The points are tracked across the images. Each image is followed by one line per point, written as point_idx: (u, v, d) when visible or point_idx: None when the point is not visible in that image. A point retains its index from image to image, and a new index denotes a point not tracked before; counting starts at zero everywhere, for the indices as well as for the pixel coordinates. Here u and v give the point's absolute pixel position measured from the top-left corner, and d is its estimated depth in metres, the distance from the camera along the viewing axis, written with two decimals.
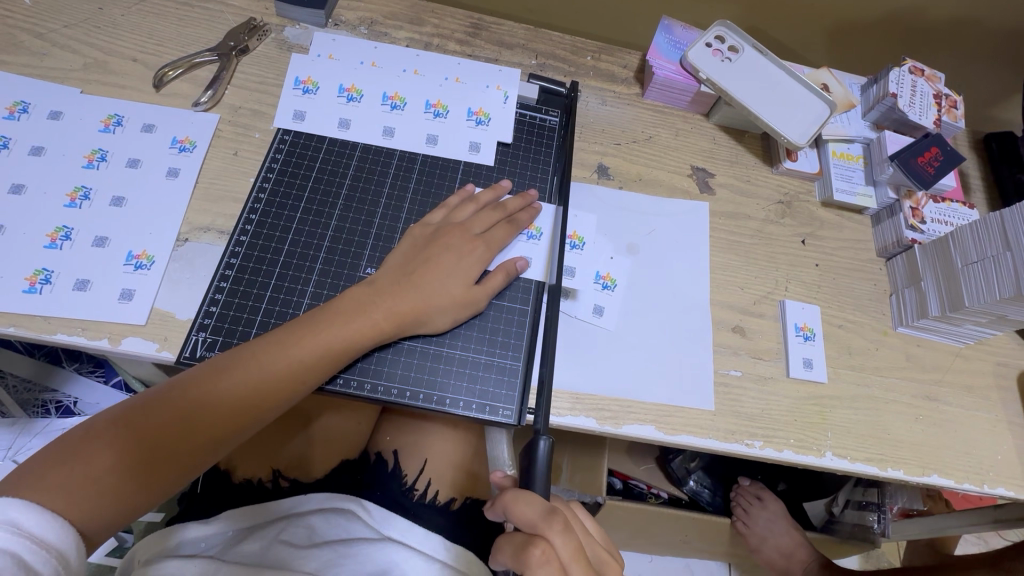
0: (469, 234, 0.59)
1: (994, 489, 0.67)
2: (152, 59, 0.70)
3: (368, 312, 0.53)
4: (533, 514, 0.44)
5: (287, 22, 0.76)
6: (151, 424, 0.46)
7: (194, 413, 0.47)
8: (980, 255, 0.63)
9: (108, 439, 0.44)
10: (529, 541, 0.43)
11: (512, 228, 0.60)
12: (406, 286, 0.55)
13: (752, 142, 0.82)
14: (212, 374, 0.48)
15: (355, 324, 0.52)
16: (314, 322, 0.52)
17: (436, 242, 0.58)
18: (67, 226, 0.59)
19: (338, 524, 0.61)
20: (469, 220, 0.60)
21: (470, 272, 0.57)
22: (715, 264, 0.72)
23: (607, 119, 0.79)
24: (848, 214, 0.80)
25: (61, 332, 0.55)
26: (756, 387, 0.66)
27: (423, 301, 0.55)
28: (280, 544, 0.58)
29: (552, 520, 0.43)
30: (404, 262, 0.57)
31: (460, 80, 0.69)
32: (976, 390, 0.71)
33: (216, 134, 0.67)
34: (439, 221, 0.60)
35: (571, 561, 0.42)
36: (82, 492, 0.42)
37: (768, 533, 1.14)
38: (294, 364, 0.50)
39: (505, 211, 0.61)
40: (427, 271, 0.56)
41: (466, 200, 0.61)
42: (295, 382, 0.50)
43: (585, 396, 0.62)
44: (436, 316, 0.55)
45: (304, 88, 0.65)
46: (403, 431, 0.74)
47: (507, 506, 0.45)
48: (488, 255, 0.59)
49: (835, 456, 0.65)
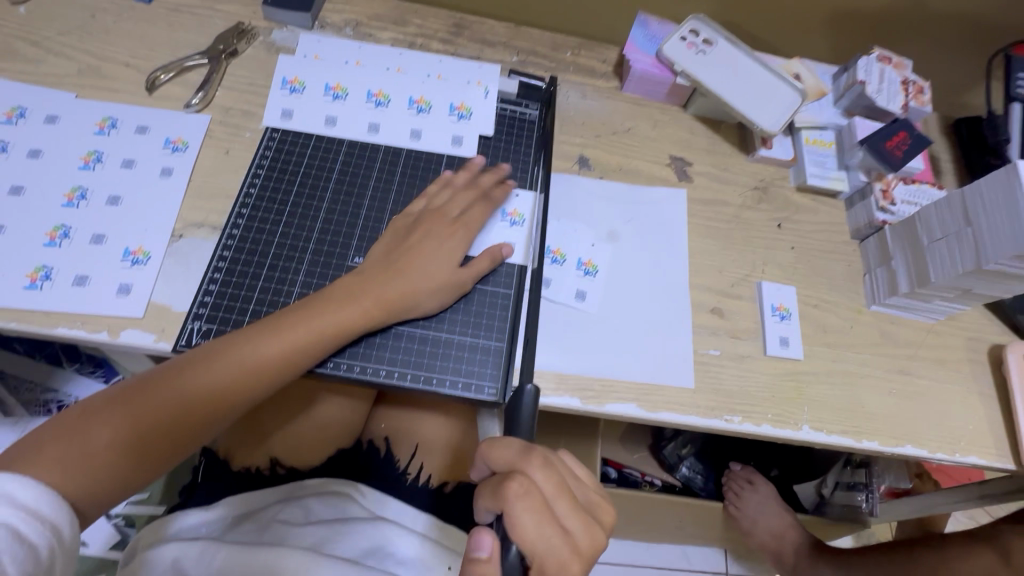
0: (446, 219, 0.61)
1: (966, 458, 0.69)
2: (144, 64, 0.72)
3: (355, 300, 0.55)
4: (510, 454, 0.45)
5: (274, 25, 0.79)
6: (146, 405, 0.48)
7: (187, 396, 0.49)
8: (944, 231, 0.65)
9: (105, 419, 0.47)
10: (507, 477, 0.44)
11: (489, 208, 0.63)
12: (392, 273, 0.57)
13: (729, 132, 0.85)
14: (204, 359, 0.51)
15: (345, 312, 0.54)
16: (305, 310, 0.54)
17: (416, 230, 0.60)
18: (65, 224, 0.62)
19: (334, 507, 0.63)
20: (447, 204, 0.62)
21: (453, 256, 0.59)
22: (694, 249, 0.75)
23: (587, 112, 0.82)
24: (823, 198, 0.82)
25: (62, 325, 0.57)
26: (735, 365, 0.69)
27: (406, 284, 0.57)
28: (278, 523, 0.61)
29: (529, 457, 0.45)
30: (388, 250, 0.59)
31: (442, 76, 0.70)
32: (949, 363, 0.74)
33: (207, 134, 0.69)
34: (415, 210, 0.62)
35: (553, 495, 0.44)
36: (78, 468, 0.44)
37: (758, 515, 1.16)
38: (285, 350, 0.52)
39: (480, 194, 0.64)
40: (408, 255, 0.58)
41: (443, 185, 0.63)
42: (287, 368, 0.53)
43: (569, 377, 0.65)
44: (422, 301, 0.57)
45: (291, 87, 0.67)
46: (397, 416, 0.76)
47: (487, 452, 0.46)
48: (467, 238, 0.61)
49: (812, 429, 0.67)
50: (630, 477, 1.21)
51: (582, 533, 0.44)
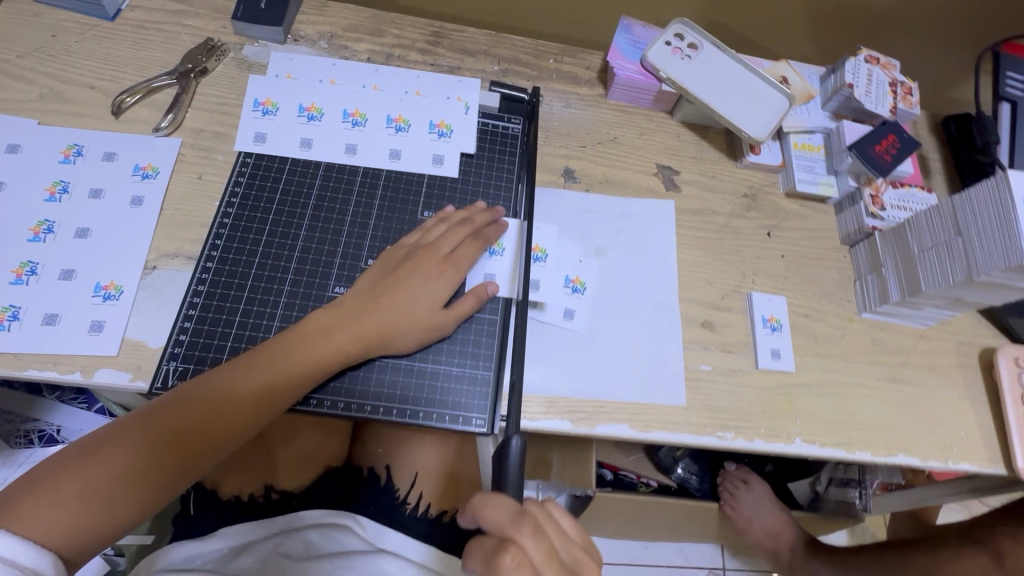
0: (439, 256, 0.59)
1: (958, 465, 0.69)
2: (110, 86, 0.70)
3: (339, 335, 0.54)
4: (502, 518, 0.43)
5: (245, 40, 0.76)
6: (118, 451, 0.46)
7: (166, 439, 0.48)
8: (934, 240, 0.64)
9: (76, 468, 0.45)
10: (501, 546, 0.43)
11: (480, 247, 0.60)
12: (373, 309, 0.55)
13: (717, 137, 0.84)
14: (182, 401, 0.49)
15: (322, 344, 0.53)
16: (282, 344, 0.53)
17: (408, 264, 0.58)
18: (32, 260, 0.59)
19: (334, 540, 0.61)
20: (439, 240, 0.60)
21: (440, 293, 0.57)
22: (683, 261, 0.74)
23: (571, 121, 0.80)
24: (812, 204, 0.81)
25: (32, 368, 0.55)
26: (726, 380, 0.68)
27: (390, 321, 0.55)
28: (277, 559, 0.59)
29: (521, 524, 0.43)
30: (373, 284, 0.57)
31: (420, 93, 0.68)
32: (940, 369, 0.73)
33: (179, 159, 0.67)
34: (408, 243, 0.60)
35: (545, 564, 0.43)
36: (48, 521, 0.43)
37: (754, 514, 1.16)
38: (262, 385, 0.51)
39: (472, 227, 0.61)
40: (393, 291, 0.56)
41: (439, 220, 0.61)
42: (265, 403, 0.51)
43: (559, 399, 0.64)
44: (403, 337, 0.56)
45: (263, 109, 0.65)
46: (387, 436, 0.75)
47: (477, 512, 0.44)
48: (458, 276, 0.59)
49: (805, 442, 0.66)
50: (625, 478, 1.20)
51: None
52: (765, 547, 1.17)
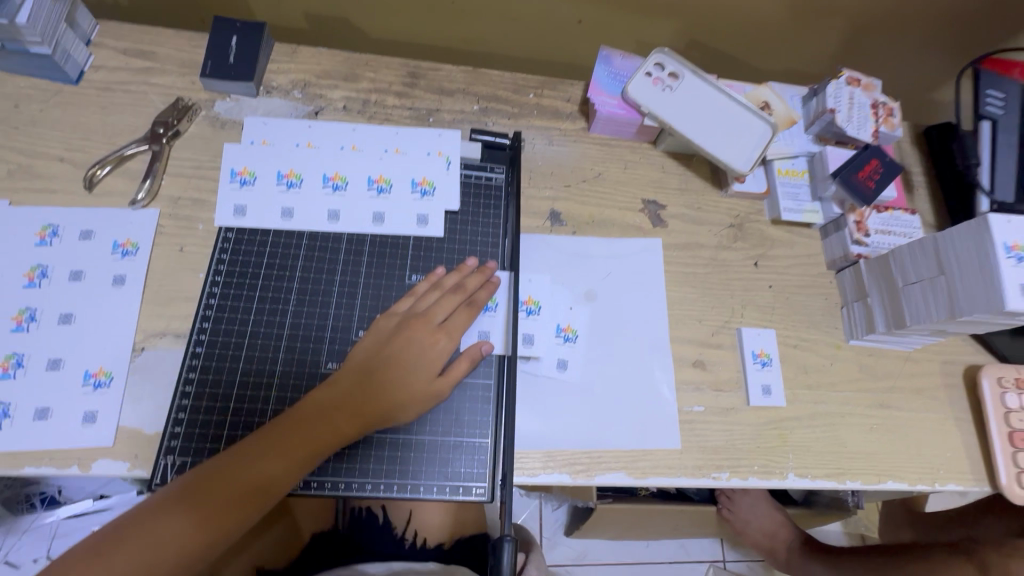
0: (432, 324, 0.58)
1: (945, 486, 0.71)
2: (80, 157, 0.68)
3: (342, 414, 0.53)
4: None
5: (217, 95, 0.74)
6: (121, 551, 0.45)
7: (172, 532, 0.47)
8: (918, 276, 0.65)
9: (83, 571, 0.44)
10: None
11: (474, 315, 0.60)
12: (370, 385, 0.55)
13: (701, 166, 0.83)
14: (190, 491, 0.48)
15: (322, 427, 0.53)
16: (282, 429, 0.52)
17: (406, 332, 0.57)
18: (18, 351, 0.58)
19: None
20: (432, 308, 0.59)
21: (435, 363, 0.57)
22: (673, 299, 0.74)
23: (555, 160, 0.79)
24: (798, 229, 0.82)
25: (28, 465, 0.55)
26: (719, 419, 0.69)
27: (388, 398, 0.55)
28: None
29: None
30: (368, 357, 0.56)
31: (400, 150, 0.67)
32: (926, 391, 0.75)
33: (158, 232, 0.66)
34: (402, 311, 0.59)
35: None
36: None
37: (751, 515, 1.18)
38: (263, 474, 0.50)
39: (466, 294, 0.61)
40: (390, 365, 0.56)
41: (430, 287, 0.61)
42: (268, 491, 0.50)
43: (557, 452, 0.65)
44: (401, 412, 0.55)
45: (241, 179, 0.63)
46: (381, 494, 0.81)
47: None
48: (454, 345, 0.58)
49: (797, 476, 0.68)
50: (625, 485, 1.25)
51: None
52: (763, 546, 1.22)
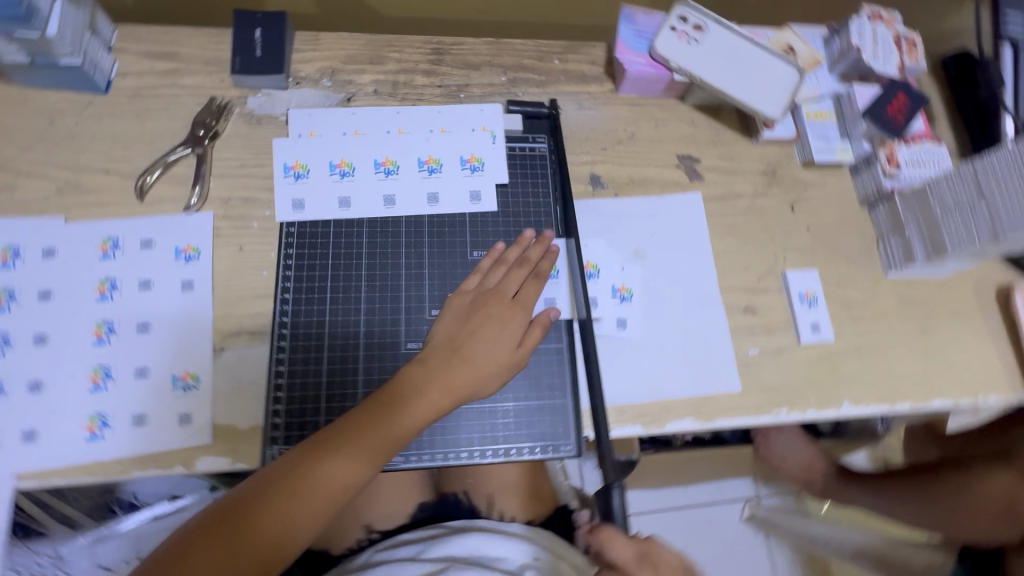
0: (506, 299, 0.60)
1: (986, 399, 0.76)
2: (125, 167, 0.68)
3: (423, 395, 0.55)
4: (628, 557, 0.50)
5: (247, 91, 0.73)
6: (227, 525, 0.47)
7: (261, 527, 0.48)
8: (957, 202, 0.68)
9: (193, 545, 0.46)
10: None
11: (542, 284, 0.62)
12: (454, 362, 0.56)
13: (729, 116, 0.84)
14: (292, 466, 0.51)
15: (408, 407, 0.55)
16: (371, 411, 0.54)
17: (478, 310, 0.59)
18: (103, 363, 0.60)
19: (426, 533, 0.73)
20: (502, 283, 0.61)
21: (513, 335, 0.59)
22: (718, 250, 0.76)
23: (588, 124, 0.80)
24: (829, 170, 0.83)
25: (136, 470, 0.57)
26: (773, 359, 0.72)
27: (472, 372, 0.57)
28: (379, 553, 0.71)
29: (643, 565, 0.50)
30: (450, 334, 0.58)
31: (446, 129, 0.68)
32: (962, 314, 0.79)
33: (216, 234, 0.66)
34: (474, 288, 0.61)
35: None
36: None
37: (787, 450, 1.23)
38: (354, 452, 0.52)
39: (531, 265, 0.62)
40: (471, 340, 0.58)
41: (494, 262, 0.63)
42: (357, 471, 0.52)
43: (628, 406, 0.68)
44: (485, 384, 0.57)
45: (294, 173, 0.64)
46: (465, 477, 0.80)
47: (607, 546, 0.51)
48: (527, 318, 0.60)
49: (850, 404, 0.72)
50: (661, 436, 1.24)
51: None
52: (798, 476, 1.28)
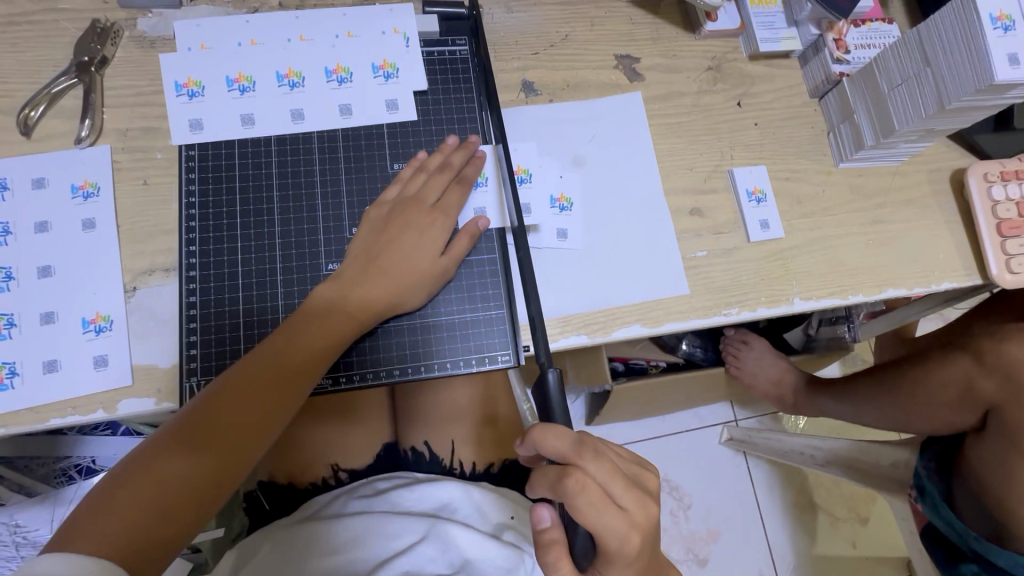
0: (426, 207, 0.59)
1: (941, 284, 0.74)
2: (5, 103, 0.62)
3: (341, 318, 0.55)
4: (563, 447, 0.44)
5: (135, 12, 0.66)
6: (176, 446, 0.47)
7: (187, 478, 0.47)
8: (904, 76, 0.65)
9: (143, 472, 0.46)
10: (563, 473, 0.43)
11: (466, 190, 0.61)
12: (373, 273, 0.56)
13: (670, 11, 0.79)
14: (231, 382, 0.51)
15: (341, 315, 0.55)
16: (303, 321, 0.54)
17: (393, 224, 0.58)
18: (5, 312, 0.56)
19: (402, 480, 0.67)
20: (423, 189, 0.60)
21: (436, 243, 0.58)
22: (661, 152, 0.73)
23: (517, 28, 0.74)
24: (777, 61, 0.79)
25: (54, 417, 0.55)
26: (722, 260, 0.70)
27: (400, 279, 0.57)
28: (354, 500, 0.64)
29: (582, 450, 0.44)
30: (369, 247, 0.58)
31: (353, 34, 0.64)
32: (916, 202, 0.77)
33: (115, 168, 0.61)
34: (395, 196, 0.60)
35: (610, 480, 0.44)
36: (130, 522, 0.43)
37: (758, 369, 1.19)
38: (294, 360, 0.53)
39: (453, 170, 0.61)
40: (393, 249, 0.57)
41: (414, 171, 0.61)
42: (302, 375, 0.53)
43: (572, 317, 0.65)
44: (412, 294, 0.57)
45: (188, 91, 0.62)
46: (429, 399, 0.75)
47: (539, 441, 0.44)
48: (449, 223, 0.59)
49: (803, 300, 0.70)
50: (636, 366, 1.21)
51: (639, 511, 0.44)
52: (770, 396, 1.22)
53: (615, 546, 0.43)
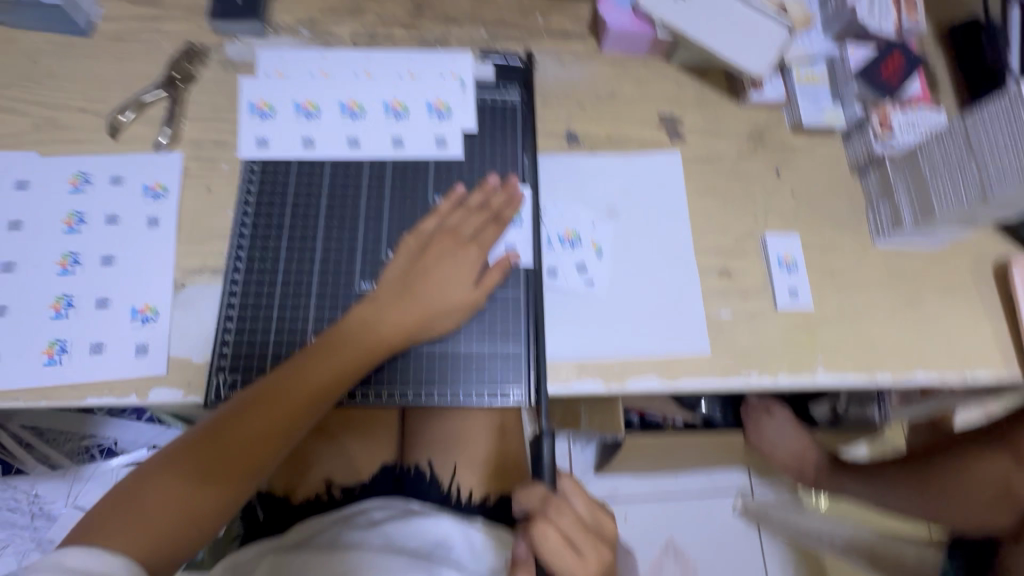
0: (462, 240, 0.63)
1: (977, 376, 0.71)
2: (100, 107, 0.69)
3: (366, 339, 0.58)
4: (534, 501, 0.54)
5: (225, 38, 0.73)
6: (200, 457, 0.51)
7: (207, 485, 0.50)
8: (948, 162, 0.65)
9: (167, 479, 0.49)
10: (534, 523, 0.53)
11: (502, 229, 0.65)
12: (405, 299, 0.60)
13: (717, 78, 0.81)
14: (259, 397, 0.54)
15: (369, 338, 0.58)
16: (331, 340, 0.57)
17: (428, 253, 0.62)
18: (67, 293, 0.61)
19: (399, 513, 0.67)
20: (460, 224, 0.64)
21: (468, 277, 0.62)
22: (695, 212, 0.74)
23: (567, 81, 0.78)
24: (820, 135, 0.80)
25: (91, 396, 0.58)
26: (747, 324, 0.70)
27: (428, 307, 0.60)
28: (349, 532, 0.64)
29: (549, 504, 0.54)
30: (403, 274, 0.61)
31: (414, 75, 0.70)
32: (956, 287, 0.75)
33: (184, 174, 0.67)
34: (432, 229, 0.64)
35: (574, 531, 0.52)
36: (148, 529, 0.47)
37: (779, 439, 1.14)
38: (318, 381, 0.55)
39: (491, 211, 0.65)
40: (426, 279, 0.61)
41: (454, 205, 0.65)
42: (324, 397, 0.56)
43: (589, 361, 0.66)
44: (439, 322, 0.61)
45: (260, 112, 0.68)
46: (431, 422, 0.77)
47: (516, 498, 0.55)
48: (480, 256, 0.63)
49: (827, 373, 0.69)
50: (652, 421, 1.18)
51: (596, 558, 0.52)
52: (790, 469, 1.17)
53: None
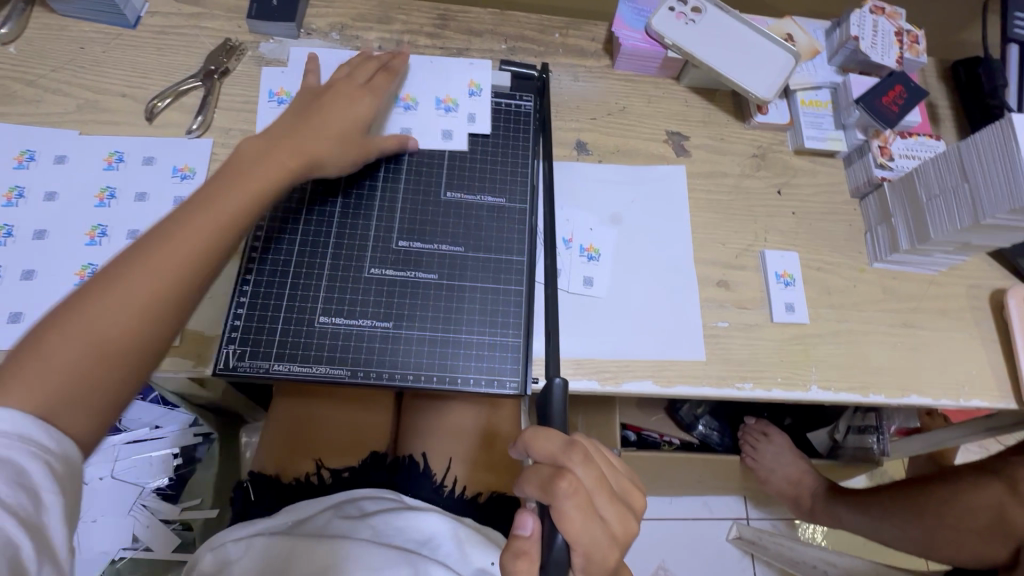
0: (354, 84, 0.67)
1: (970, 402, 0.72)
2: (139, 93, 0.73)
3: (262, 159, 0.57)
4: (553, 448, 0.46)
5: (261, 38, 0.78)
6: (99, 311, 0.45)
7: (106, 333, 0.45)
8: (942, 187, 0.67)
9: (67, 338, 0.44)
10: (556, 473, 0.44)
11: (391, 79, 0.70)
12: (307, 125, 0.62)
13: (724, 100, 0.85)
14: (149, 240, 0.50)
15: (272, 163, 0.58)
16: (231, 176, 0.56)
17: (318, 101, 0.64)
18: (93, 262, 0.64)
19: (388, 505, 0.68)
20: (351, 74, 0.68)
21: (358, 114, 0.65)
22: (697, 224, 0.77)
23: (580, 94, 0.82)
24: (821, 159, 0.83)
25: None
26: (742, 335, 0.71)
27: (323, 133, 0.62)
28: (337, 521, 0.64)
29: (571, 452, 0.45)
30: (299, 111, 0.63)
31: (427, 73, 0.75)
32: (952, 312, 0.76)
33: (212, 158, 0.70)
34: (317, 86, 0.67)
35: (596, 489, 0.44)
36: (46, 383, 0.42)
37: (776, 464, 1.13)
38: (215, 214, 0.52)
39: (380, 63, 0.71)
40: (321, 111, 0.63)
41: (357, 71, 0.69)
42: (230, 226, 0.53)
43: (586, 360, 0.68)
44: (333, 158, 0.63)
45: (279, 99, 0.73)
46: (427, 414, 0.79)
47: (529, 444, 0.46)
48: (371, 98, 0.67)
49: (820, 389, 0.70)
50: (649, 439, 1.17)
51: (618, 522, 0.44)
52: (786, 495, 1.15)
53: (595, 556, 0.43)
